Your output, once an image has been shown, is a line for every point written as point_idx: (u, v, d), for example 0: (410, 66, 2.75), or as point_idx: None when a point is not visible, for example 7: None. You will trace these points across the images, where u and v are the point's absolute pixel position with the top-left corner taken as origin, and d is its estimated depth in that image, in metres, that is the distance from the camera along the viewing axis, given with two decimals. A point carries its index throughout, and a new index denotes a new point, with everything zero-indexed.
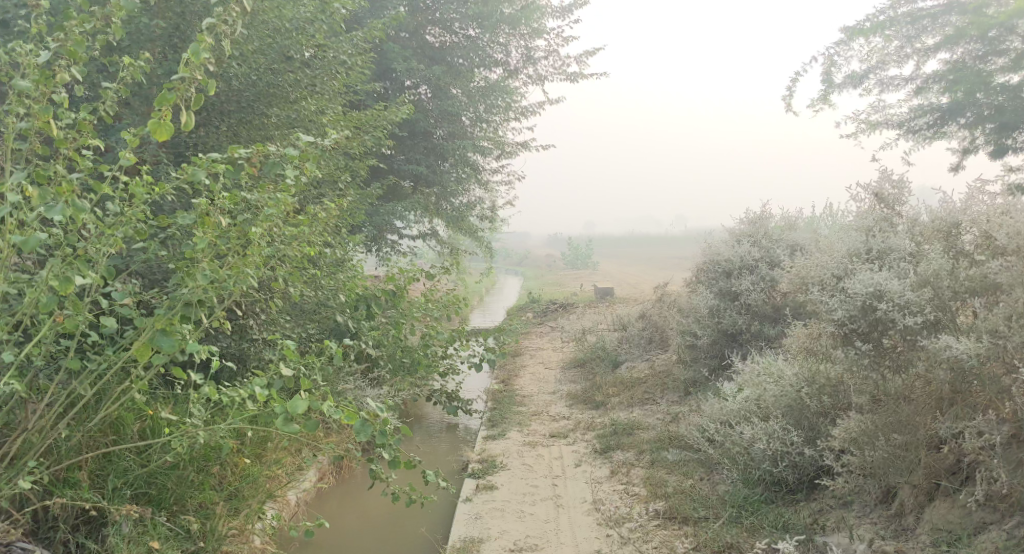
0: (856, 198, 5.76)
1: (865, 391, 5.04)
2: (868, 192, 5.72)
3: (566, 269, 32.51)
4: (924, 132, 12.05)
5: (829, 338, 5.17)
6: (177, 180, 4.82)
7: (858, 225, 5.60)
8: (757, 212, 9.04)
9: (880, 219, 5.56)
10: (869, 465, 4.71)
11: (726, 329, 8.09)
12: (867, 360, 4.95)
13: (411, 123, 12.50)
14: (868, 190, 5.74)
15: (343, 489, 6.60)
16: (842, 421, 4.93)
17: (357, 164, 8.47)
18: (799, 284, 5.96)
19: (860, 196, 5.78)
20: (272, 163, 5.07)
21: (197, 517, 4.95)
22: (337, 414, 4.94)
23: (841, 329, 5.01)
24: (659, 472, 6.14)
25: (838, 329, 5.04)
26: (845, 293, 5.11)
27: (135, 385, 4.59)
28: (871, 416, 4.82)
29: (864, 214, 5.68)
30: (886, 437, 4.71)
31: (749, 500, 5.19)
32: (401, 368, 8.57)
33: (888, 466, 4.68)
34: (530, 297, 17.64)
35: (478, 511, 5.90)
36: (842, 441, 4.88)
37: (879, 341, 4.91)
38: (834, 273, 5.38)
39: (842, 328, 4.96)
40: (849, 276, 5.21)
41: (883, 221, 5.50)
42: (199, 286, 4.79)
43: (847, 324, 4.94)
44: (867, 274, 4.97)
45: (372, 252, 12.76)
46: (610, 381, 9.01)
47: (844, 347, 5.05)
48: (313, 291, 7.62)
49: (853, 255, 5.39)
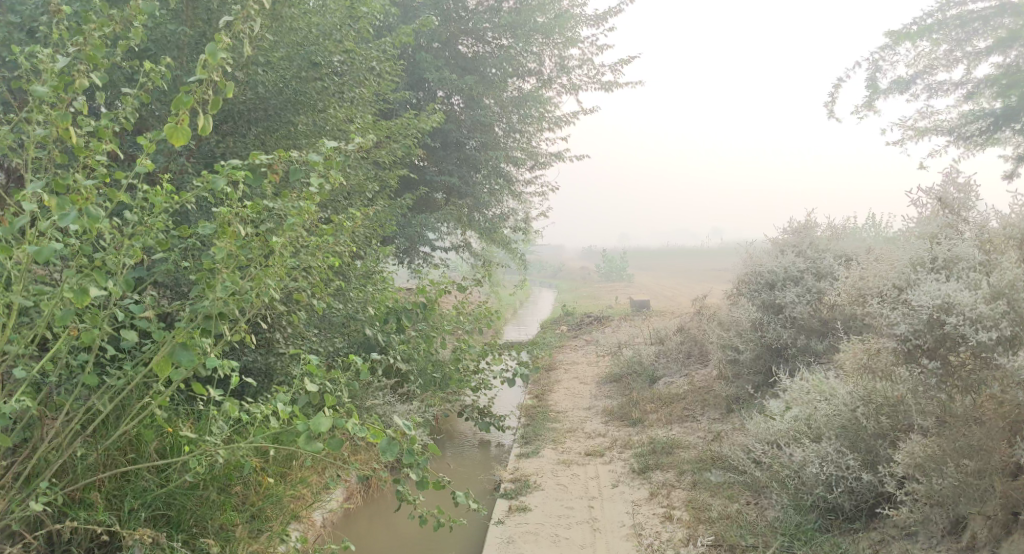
0: (916, 204, 5.39)
1: (930, 412, 4.70)
2: (929, 197, 5.34)
3: (600, 281, 32.12)
4: (975, 139, 11.56)
5: (890, 354, 4.85)
6: (198, 188, 4.63)
7: (919, 233, 5.23)
8: (800, 221, 8.68)
9: (944, 225, 5.18)
10: (937, 494, 4.35)
11: (770, 343, 7.73)
12: (934, 379, 4.63)
13: (443, 133, 12.34)
14: (931, 194, 5.37)
15: (371, 509, 6.38)
16: (904, 445, 4.58)
17: (387, 174, 8.28)
18: (857, 296, 5.62)
19: (920, 201, 5.40)
20: (293, 169, 4.85)
21: (218, 539, 4.75)
22: (363, 432, 4.73)
23: (904, 344, 4.70)
24: (702, 495, 5.82)
25: (901, 344, 4.73)
26: (908, 306, 4.78)
27: (154, 401, 4.40)
28: (937, 440, 4.47)
29: (925, 220, 5.31)
30: (955, 463, 4.35)
31: (802, 528, 4.85)
32: (432, 383, 8.47)
33: (957, 496, 4.30)
34: (564, 310, 17.32)
35: (512, 534, 5.62)
36: (905, 467, 4.53)
37: (946, 358, 4.57)
38: (895, 284, 5.03)
39: (906, 344, 4.64)
40: (912, 288, 4.86)
41: (947, 229, 5.11)
42: (219, 298, 4.59)
43: (911, 340, 4.62)
44: (932, 285, 4.64)
45: (403, 265, 12.58)
46: (647, 397, 8.69)
47: (908, 365, 4.75)
48: (342, 303, 7.44)
49: (916, 265, 5.03)
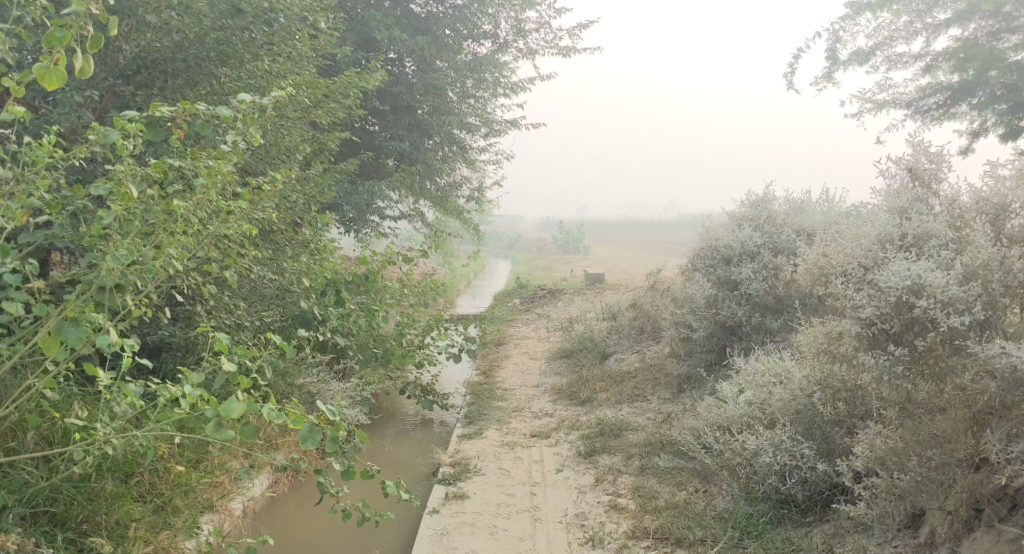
0: (884, 175, 5.06)
1: (890, 400, 4.41)
2: (898, 167, 5.02)
3: (557, 252, 31.73)
4: (933, 113, 11.26)
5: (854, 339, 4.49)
6: (89, 143, 4.10)
7: (888, 208, 4.92)
8: (758, 194, 8.36)
9: (912, 200, 4.85)
10: (897, 489, 4.08)
11: (724, 321, 7.41)
12: (901, 367, 4.25)
13: (392, 96, 11.75)
14: (903, 167, 5.06)
15: (296, 495, 5.94)
16: (864, 437, 4.31)
17: (326, 136, 7.74)
18: (820, 276, 5.28)
19: (889, 172, 5.08)
20: (202, 124, 4.31)
21: (112, 537, 4.30)
22: (280, 418, 4.31)
23: (869, 329, 4.33)
24: (649, 482, 5.51)
25: (864, 329, 4.35)
26: (873, 288, 4.44)
27: (38, 383, 3.93)
28: (898, 433, 4.21)
29: (893, 194, 5.00)
30: (919, 457, 4.10)
31: (751, 520, 4.55)
32: (372, 359, 8.06)
33: (918, 490, 4.04)
34: (518, 282, 16.94)
35: (446, 525, 5.23)
36: (864, 461, 4.24)
37: (913, 344, 4.24)
38: (861, 263, 4.68)
39: (871, 329, 4.28)
40: (879, 268, 4.53)
41: (917, 204, 4.81)
42: (114, 268, 4.10)
43: (877, 323, 4.27)
44: (902, 265, 4.30)
45: (350, 233, 12.02)
46: (597, 375, 8.36)
47: (872, 351, 4.35)
48: (273, 274, 6.94)
49: (884, 242, 4.71)
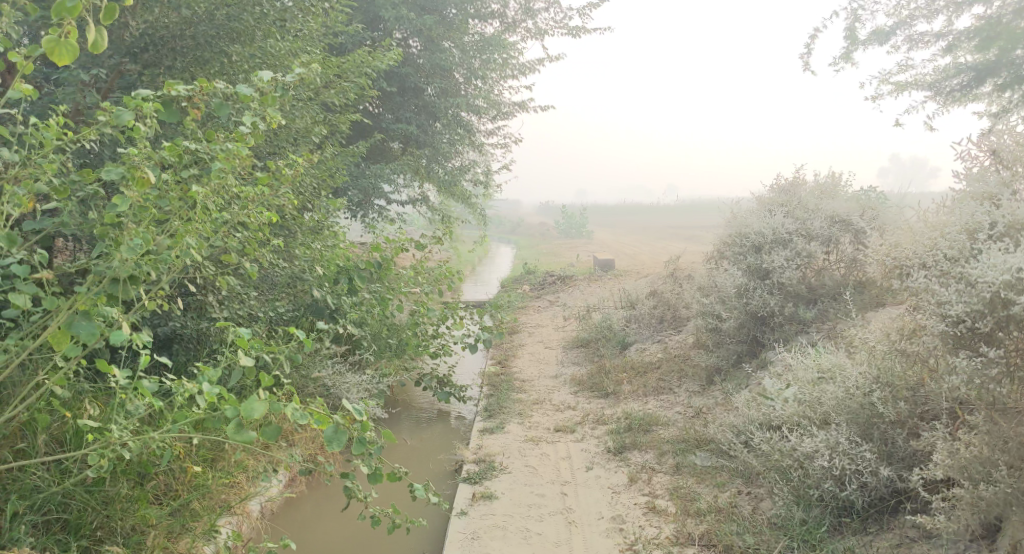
0: (964, 158, 4.83)
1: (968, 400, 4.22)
2: (981, 149, 4.79)
3: (559, 237, 31.35)
4: (955, 95, 10.33)
5: (934, 337, 4.27)
6: (100, 125, 3.82)
7: (974, 194, 4.72)
8: (788, 178, 8.09)
9: (1000, 184, 4.64)
10: (981, 499, 3.85)
11: (755, 311, 7.12)
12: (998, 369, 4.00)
13: (399, 77, 11.36)
14: (978, 151, 4.75)
15: (316, 494, 5.67)
16: (941, 443, 4.08)
17: (336, 119, 7.41)
18: (890, 268, 5.04)
19: (968, 155, 4.85)
20: (219, 104, 3.99)
21: (128, 544, 3.99)
22: (305, 419, 4.02)
23: (956, 328, 4.16)
24: (688, 482, 5.26)
25: (951, 328, 4.18)
26: (963, 281, 4.22)
27: (50, 381, 3.67)
28: (982, 439, 3.97)
29: (975, 178, 4.79)
30: (1007, 467, 3.87)
31: (807, 528, 4.36)
32: (387, 349, 7.77)
33: (1003, 501, 3.82)
34: (525, 267, 16.63)
35: (476, 529, 4.96)
36: (944, 469, 3.99)
37: (1005, 343, 4.04)
38: (947, 254, 4.47)
39: (961, 327, 4.10)
40: (972, 260, 4.31)
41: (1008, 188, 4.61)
42: (129, 260, 3.83)
43: (966, 322, 4.09)
44: (997, 256, 4.07)
45: (357, 219, 11.69)
46: (619, 365, 8.08)
47: (963, 350, 4.18)
48: (285, 261, 6.64)
49: (972, 232, 4.49)
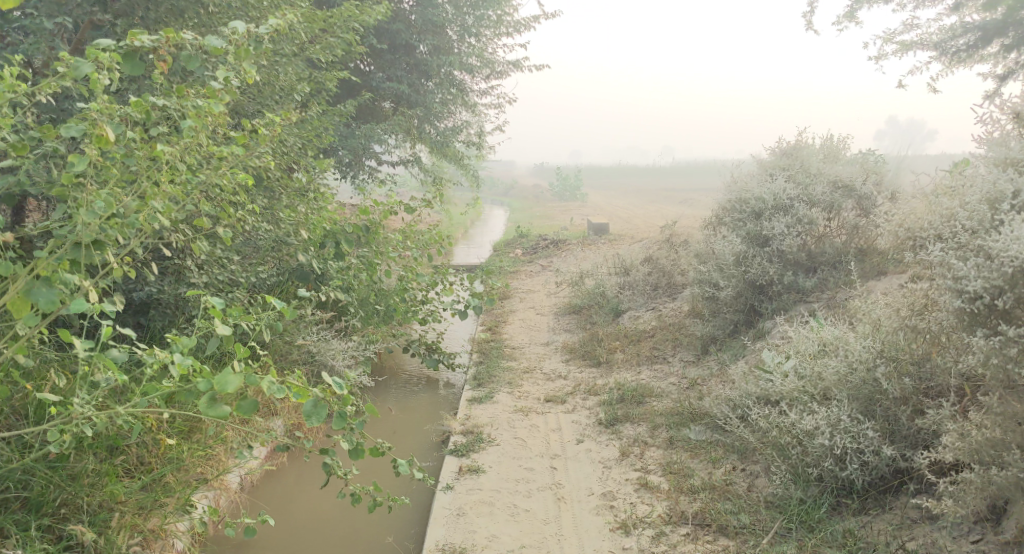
0: (986, 121, 4.65)
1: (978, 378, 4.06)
2: (1004, 111, 4.60)
3: (553, 200, 30.97)
4: (961, 55, 9.93)
5: (949, 314, 4.12)
6: (56, 77, 3.55)
7: (994, 160, 4.54)
8: (791, 141, 7.84)
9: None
10: (992, 485, 3.70)
11: (753, 280, 6.92)
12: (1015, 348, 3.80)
13: (390, 33, 10.98)
14: (997, 114, 4.55)
15: (298, 468, 5.50)
16: (951, 426, 3.92)
17: (323, 75, 7.11)
18: (904, 238, 4.91)
19: (989, 118, 4.67)
20: (187, 57, 3.69)
21: (92, 524, 3.81)
22: (283, 392, 3.76)
23: (972, 304, 3.98)
24: (681, 457, 5.10)
25: (967, 305, 4.01)
26: (983, 255, 4.04)
27: (10, 349, 3.46)
28: (995, 421, 3.80)
29: (997, 143, 4.60)
30: (1020, 450, 3.69)
31: (805, 508, 4.22)
32: (374, 315, 7.53)
33: (1014, 486, 3.67)
34: (518, 231, 16.36)
35: (462, 505, 4.79)
36: (954, 451, 3.83)
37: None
38: (965, 225, 4.27)
39: (978, 304, 3.93)
40: (994, 230, 4.12)
41: None
42: (92, 223, 3.59)
43: (985, 298, 3.92)
44: (1020, 228, 3.89)
45: (346, 180, 11.39)
46: (612, 333, 7.89)
47: (978, 328, 4.01)
48: (268, 223, 6.39)
49: (993, 202, 4.29)
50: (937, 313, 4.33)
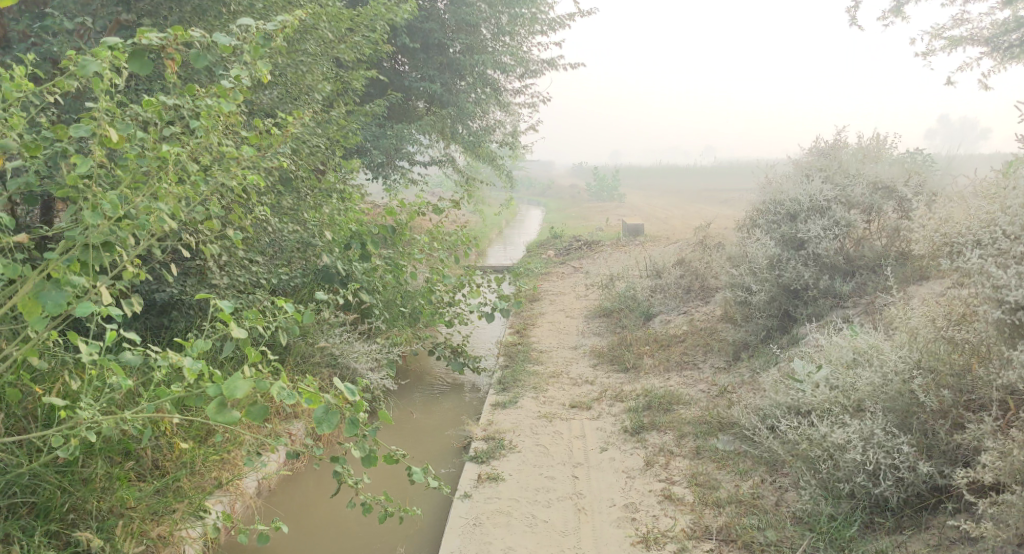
0: None
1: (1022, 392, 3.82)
2: None
3: (590, 200, 30.73)
4: (1013, 51, 9.55)
5: (988, 326, 4.01)
6: (64, 76, 3.48)
7: None
8: (829, 141, 7.58)
9: None
10: None
11: (787, 284, 6.69)
12: None
13: (422, 33, 10.88)
14: None
15: (317, 473, 5.42)
16: (992, 443, 3.69)
17: (350, 75, 7.04)
18: (943, 243, 4.68)
19: None
20: (197, 56, 3.61)
21: (101, 530, 3.77)
22: (294, 398, 3.60)
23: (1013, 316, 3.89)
24: (707, 468, 4.92)
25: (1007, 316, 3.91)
26: None
27: (20, 352, 3.42)
28: None
29: None
30: None
31: (836, 526, 4.02)
32: (400, 317, 7.45)
33: None
34: (552, 232, 16.20)
35: (479, 514, 4.66)
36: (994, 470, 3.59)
37: None
38: (1006, 230, 4.06)
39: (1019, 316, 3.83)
40: None
41: None
42: (100, 224, 3.53)
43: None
44: None
45: (378, 180, 11.33)
46: (641, 337, 7.70)
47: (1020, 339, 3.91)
48: (293, 224, 6.31)
49: None
50: (976, 324, 4.15)
